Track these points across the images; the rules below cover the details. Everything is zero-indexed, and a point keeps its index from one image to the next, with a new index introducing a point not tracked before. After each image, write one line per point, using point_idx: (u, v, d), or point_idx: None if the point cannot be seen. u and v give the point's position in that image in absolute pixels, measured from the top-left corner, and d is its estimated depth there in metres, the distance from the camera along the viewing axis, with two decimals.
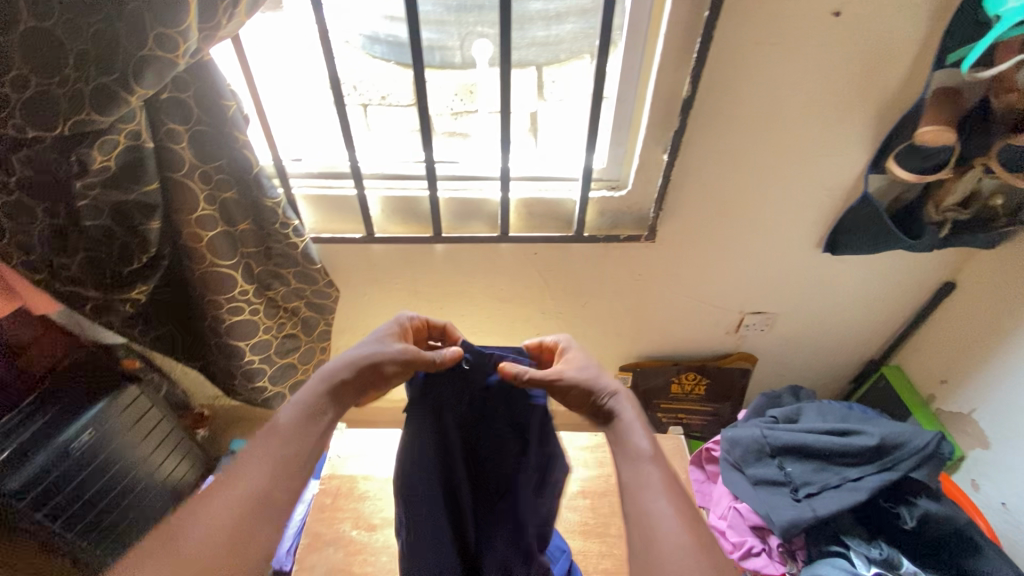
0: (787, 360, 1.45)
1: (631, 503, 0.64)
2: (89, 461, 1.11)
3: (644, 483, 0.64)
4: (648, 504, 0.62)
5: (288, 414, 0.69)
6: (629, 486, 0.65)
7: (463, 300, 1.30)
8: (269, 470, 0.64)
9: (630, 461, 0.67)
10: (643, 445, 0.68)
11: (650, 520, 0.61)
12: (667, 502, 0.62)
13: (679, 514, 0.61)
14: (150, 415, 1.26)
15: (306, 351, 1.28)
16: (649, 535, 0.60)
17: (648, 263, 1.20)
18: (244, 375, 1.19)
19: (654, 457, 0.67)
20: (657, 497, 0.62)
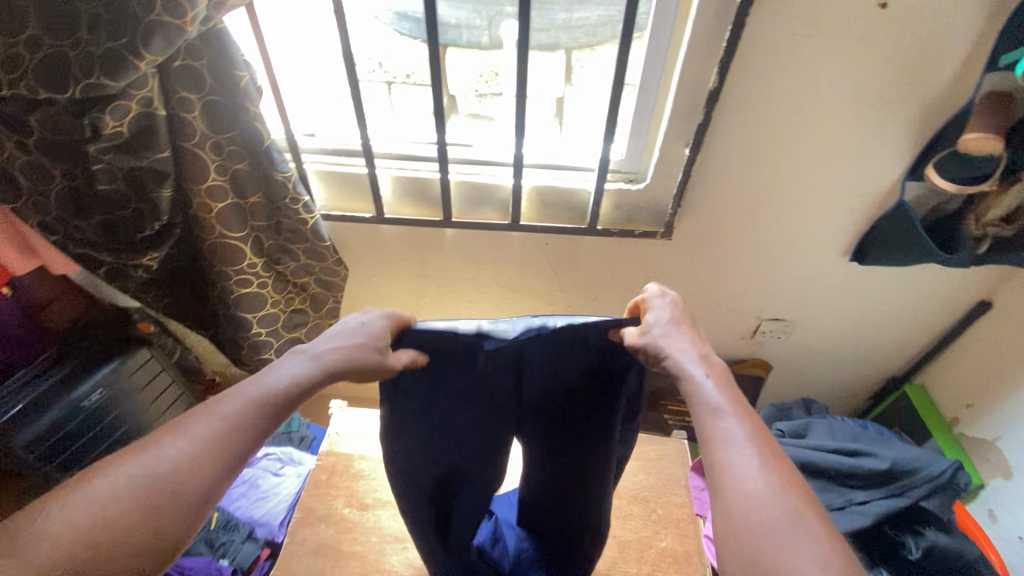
0: (805, 370, 1.39)
1: (712, 462, 0.51)
2: (98, 419, 1.14)
3: (722, 436, 0.51)
4: (726, 458, 0.49)
5: (273, 381, 0.57)
6: (704, 440, 0.52)
7: (471, 286, 1.28)
8: (223, 425, 0.53)
9: (704, 409, 0.53)
10: (719, 392, 0.54)
11: (737, 480, 0.48)
12: (746, 451, 0.49)
13: (767, 468, 0.48)
14: (160, 378, 1.28)
15: (314, 328, 1.29)
16: (730, 494, 0.48)
17: (662, 260, 1.15)
18: (252, 347, 1.21)
19: (735, 408, 0.52)
20: (733, 449, 0.50)
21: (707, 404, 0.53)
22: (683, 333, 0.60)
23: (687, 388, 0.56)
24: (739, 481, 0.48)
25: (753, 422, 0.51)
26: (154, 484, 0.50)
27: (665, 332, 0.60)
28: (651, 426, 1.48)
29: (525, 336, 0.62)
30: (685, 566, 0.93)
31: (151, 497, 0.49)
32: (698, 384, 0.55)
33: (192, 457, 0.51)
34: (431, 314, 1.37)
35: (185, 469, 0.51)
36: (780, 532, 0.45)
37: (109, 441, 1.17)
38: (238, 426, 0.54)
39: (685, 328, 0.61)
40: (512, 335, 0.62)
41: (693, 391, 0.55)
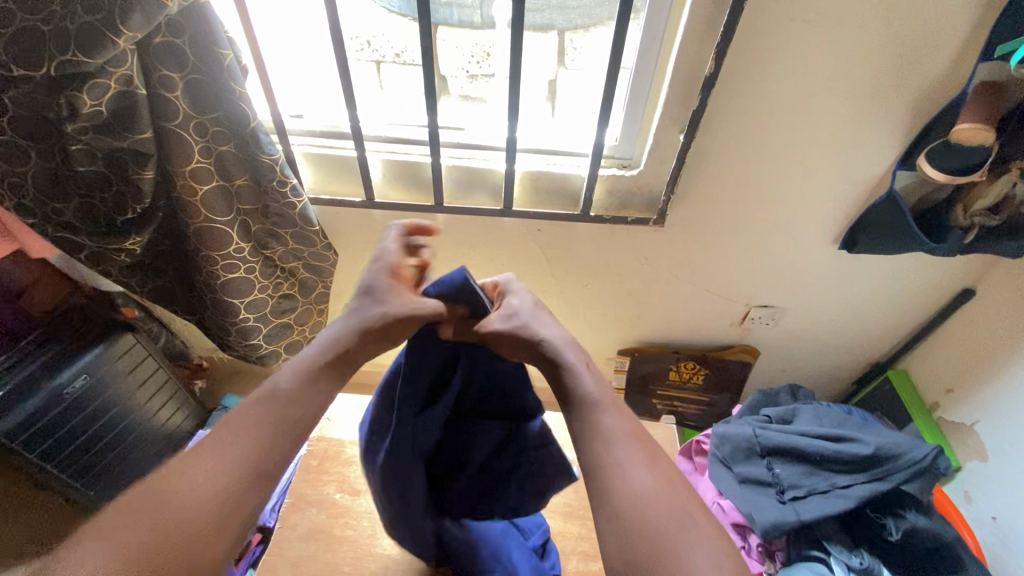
0: (791, 356, 1.41)
1: (593, 458, 0.58)
2: (82, 405, 1.13)
3: (602, 436, 0.59)
4: (609, 457, 0.58)
5: (288, 377, 0.60)
6: (586, 441, 0.60)
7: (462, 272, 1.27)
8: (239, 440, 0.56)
9: (588, 413, 0.61)
10: (603, 399, 0.63)
11: (615, 474, 0.56)
12: (622, 450, 0.58)
13: (647, 465, 0.57)
14: (145, 363, 1.26)
15: (303, 312, 1.28)
16: (612, 489, 0.56)
17: (654, 247, 1.16)
18: (239, 331, 1.19)
19: (607, 406, 0.62)
20: (614, 449, 0.58)
21: (583, 399, 0.62)
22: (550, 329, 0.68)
23: (563, 380, 0.64)
24: (619, 476, 0.56)
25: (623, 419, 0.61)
26: (194, 503, 0.51)
27: (528, 315, 0.69)
28: (640, 410, 1.50)
29: (555, 335, 0.67)
30: None
31: (187, 516, 0.51)
32: (584, 387, 0.63)
33: (223, 473, 0.54)
34: None
35: (218, 486, 0.53)
36: (672, 524, 0.53)
37: (94, 426, 1.17)
38: (266, 430, 0.57)
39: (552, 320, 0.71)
40: (538, 328, 0.67)
41: (575, 388, 0.63)
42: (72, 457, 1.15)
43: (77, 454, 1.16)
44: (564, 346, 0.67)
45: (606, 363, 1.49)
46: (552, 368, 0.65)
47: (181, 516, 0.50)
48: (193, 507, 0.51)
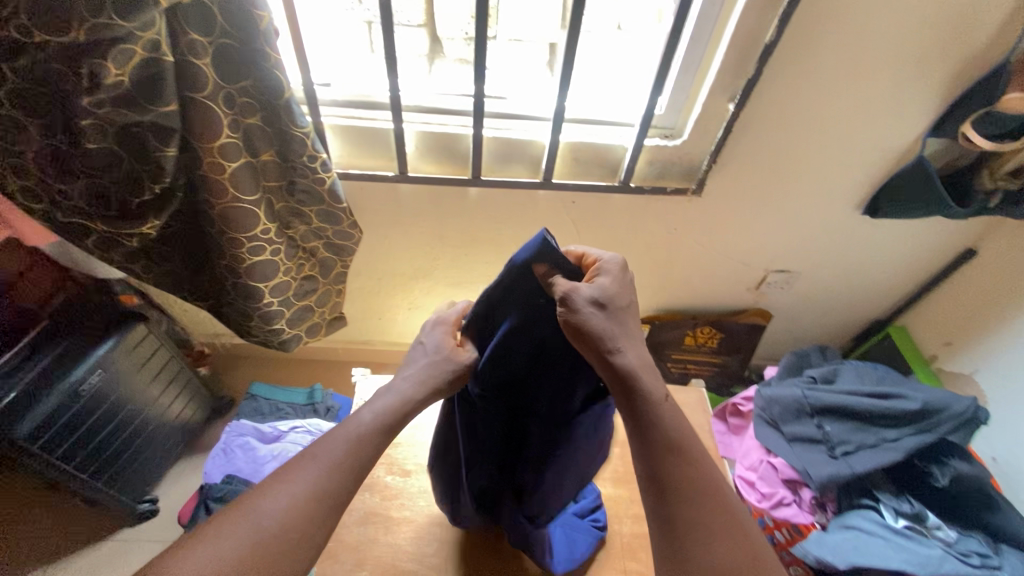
0: (799, 318, 1.48)
1: (659, 508, 0.55)
2: (98, 402, 1.05)
3: (669, 488, 0.55)
4: (677, 511, 0.54)
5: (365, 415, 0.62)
6: (649, 485, 0.56)
7: (490, 246, 1.25)
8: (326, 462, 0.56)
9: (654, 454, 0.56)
10: (671, 442, 0.57)
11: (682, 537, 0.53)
12: (691, 506, 0.54)
13: (728, 534, 0.53)
14: (156, 357, 1.19)
15: (322, 294, 1.23)
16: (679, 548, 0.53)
17: (686, 217, 1.17)
18: (260, 316, 1.13)
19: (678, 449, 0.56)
20: (680, 504, 0.54)
21: (669, 445, 0.56)
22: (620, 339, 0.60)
23: (632, 407, 0.58)
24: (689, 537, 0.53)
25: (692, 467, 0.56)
26: (281, 526, 0.51)
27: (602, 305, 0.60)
28: None
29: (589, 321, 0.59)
30: None
31: (278, 536, 0.50)
32: (651, 426, 0.57)
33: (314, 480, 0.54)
34: (444, 275, 1.34)
35: (308, 509, 0.53)
36: None
37: (112, 424, 1.10)
38: (345, 456, 0.57)
39: (620, 323, 0.61)
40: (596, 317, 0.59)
41: (654, 426, 0.57)
42: (91, 457, 1.08)
43: (96, 453, 1.09)
44: (638, 369, 0.59)
45: None
46: (621, 389, 0.59)
47: (271, 538, 0.50)
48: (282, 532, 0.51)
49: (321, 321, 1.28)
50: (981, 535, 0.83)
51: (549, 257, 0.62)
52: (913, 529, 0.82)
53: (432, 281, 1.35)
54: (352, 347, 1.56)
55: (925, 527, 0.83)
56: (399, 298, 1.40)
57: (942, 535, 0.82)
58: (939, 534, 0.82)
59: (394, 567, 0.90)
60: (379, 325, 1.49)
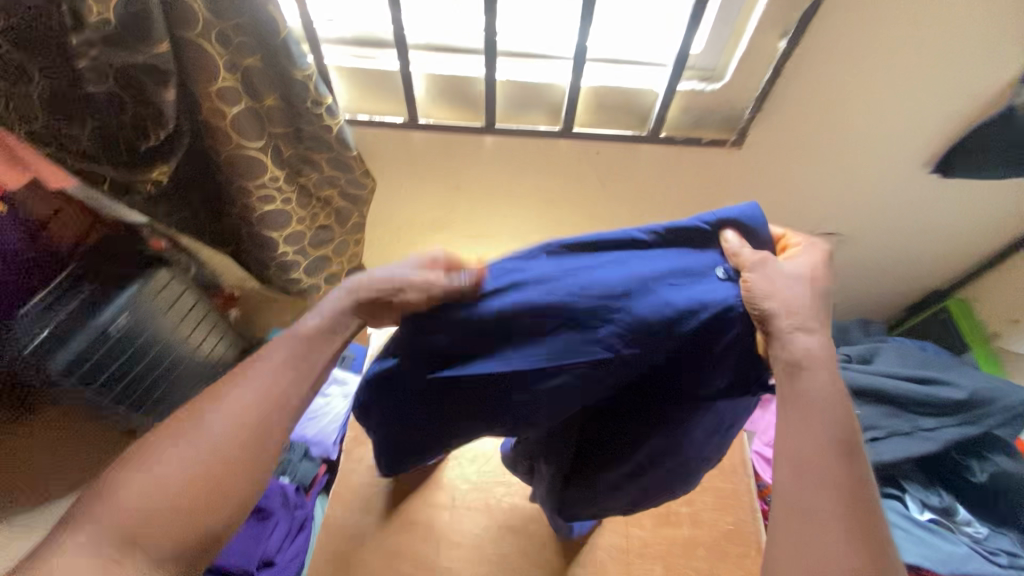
0: (847, 285, 1.35)
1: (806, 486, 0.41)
2: (127, 342, 1.10)
3: (818, 506, 0.40)
4: (821, 527, 0.39)
5: (273, 355, 0.53)
6: (789, 488, 0.42)
7: (508, 199, 1.18)
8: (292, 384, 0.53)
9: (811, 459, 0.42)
10: (840, 461, 0.42)
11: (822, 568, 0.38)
12: (845, 543, 0.39)
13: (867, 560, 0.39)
14: (182, 300, 1.21)
15: (341, 243, 1.21)
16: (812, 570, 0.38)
17: (723, 171, 1.06)
18: (278, 267, 1.14)
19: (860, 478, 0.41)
20: (839, 529, 0.39)
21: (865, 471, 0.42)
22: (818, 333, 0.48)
23: (813, 409, 0.44)
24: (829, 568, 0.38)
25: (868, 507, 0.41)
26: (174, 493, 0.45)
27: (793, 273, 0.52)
28: None
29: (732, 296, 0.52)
30: (731, 477, 0.99)
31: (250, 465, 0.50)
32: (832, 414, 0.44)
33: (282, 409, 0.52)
34: (462, 228, 1.29)
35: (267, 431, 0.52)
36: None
37: (141, 362, 1.15)
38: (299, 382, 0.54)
39: (818, 312, 0.49)
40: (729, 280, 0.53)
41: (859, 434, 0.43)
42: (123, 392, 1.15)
43: (128, 388, 1.15)
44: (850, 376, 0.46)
45: None
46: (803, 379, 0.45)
47: (164, 508, 0.45)
48: (175, 496, 0.45)
49: (342, 272, 1.28)
50: (1019, 535, 0.76)
51: (740, 224, 0.58)
52: (939, 523, 0.78)
53: (450, 234, 1.31)
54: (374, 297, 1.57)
55: (954, 521, 0.78)
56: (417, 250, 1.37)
57: (972, 531, 0.77)
58: (968, 530, 0.77)
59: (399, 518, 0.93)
60: None
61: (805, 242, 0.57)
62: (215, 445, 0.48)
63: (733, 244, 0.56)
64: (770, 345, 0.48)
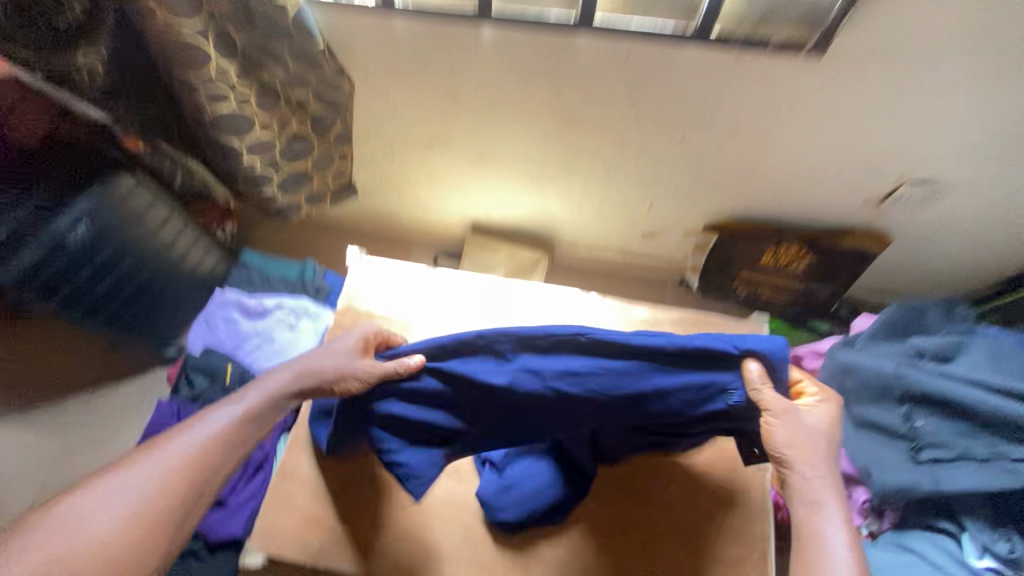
0: (934, 247, 1.09)
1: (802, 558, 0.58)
2: (93, 251, 1.03)
3: (822, 549, 0.57)
4: (829, 549, 0.57)
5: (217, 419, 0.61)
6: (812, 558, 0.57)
7: (514, 114, 0.97)
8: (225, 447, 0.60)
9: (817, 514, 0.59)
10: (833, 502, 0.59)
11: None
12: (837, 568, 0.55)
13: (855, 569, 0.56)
14: (155, 208, 1.10)
15: (322, 156, 1.06)
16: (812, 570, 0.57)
17: (792, 88, 0.81)
18: (245, 178, 1.00)
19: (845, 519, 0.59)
20: (828, 520, 0.59)
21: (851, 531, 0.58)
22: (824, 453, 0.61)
23: (818, 492, 0.60)
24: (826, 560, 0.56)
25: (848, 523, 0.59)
26: (95, 547, 0.50)
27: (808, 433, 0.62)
28: (718, 292, 1.31)
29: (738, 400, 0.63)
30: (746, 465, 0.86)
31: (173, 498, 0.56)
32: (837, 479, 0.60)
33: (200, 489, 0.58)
34: (464, 148, 1.10)
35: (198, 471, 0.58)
36: None
37: (114, 273, 1.08)
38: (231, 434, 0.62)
39: (825, 450, 0.62)
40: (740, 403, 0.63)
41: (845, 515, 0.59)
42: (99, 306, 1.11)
43: (104, 303, 1.11)
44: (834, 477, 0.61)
45: (685, 237, 1.24)
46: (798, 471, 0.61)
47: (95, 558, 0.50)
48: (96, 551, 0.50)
49: (326, 189, 1.13)
50: None
51: (770, 361, 0.62)
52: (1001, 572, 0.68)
53: (450, 153, 1.12)
54: (374, 219, 1.43)
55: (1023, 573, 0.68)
56: (417, 170, 1.20)
57: None
58: None
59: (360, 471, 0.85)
60: (399, 198, 1.32)
61: (819, 396, 0.65)
62: (142, 496, 0.54)
63: (755, 377, 0.61)
64: (787, 485, 0.62)
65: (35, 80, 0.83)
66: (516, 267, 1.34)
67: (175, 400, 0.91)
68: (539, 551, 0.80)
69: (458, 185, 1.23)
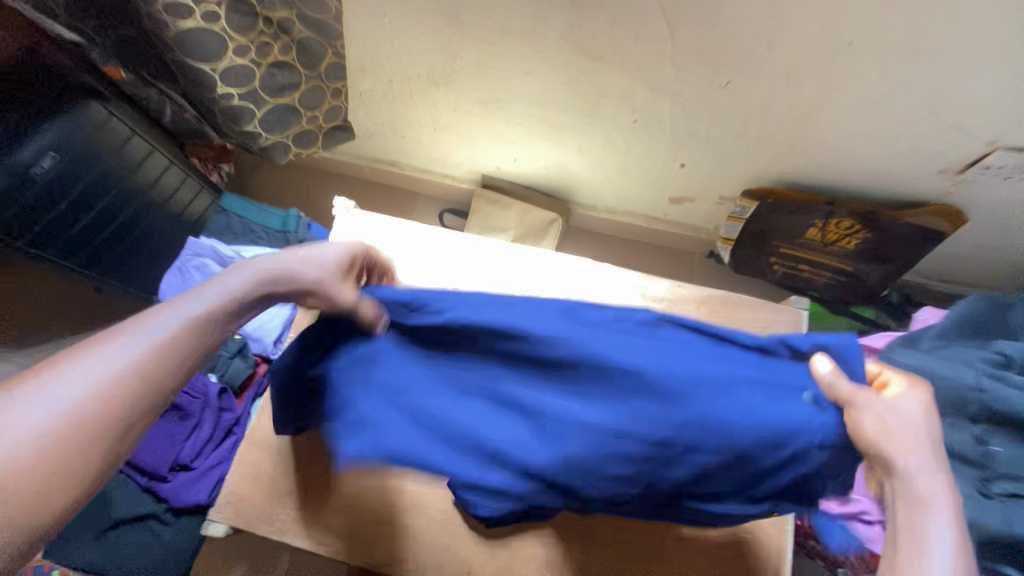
0: (1014, 229, 0.93)
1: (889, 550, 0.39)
2: (62, 187, 0.93)
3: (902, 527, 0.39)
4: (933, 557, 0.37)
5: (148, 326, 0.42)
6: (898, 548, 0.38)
7: (528, 47, 0.83)
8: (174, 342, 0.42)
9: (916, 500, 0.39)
10: (930, 476, 0.40)
11: None
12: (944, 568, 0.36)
13: None
14: (132, 142, 1.02)
15: (312, 92, 0.94)
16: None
17: (872, 21, 0.64)
18: (223, 111, 0.89)
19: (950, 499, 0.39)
20: (936, 516, 0.39)
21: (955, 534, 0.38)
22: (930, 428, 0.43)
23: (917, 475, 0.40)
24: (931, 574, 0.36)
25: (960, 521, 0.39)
26: None
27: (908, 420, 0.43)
28: (750, 268, 1.17)
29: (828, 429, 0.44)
30: None
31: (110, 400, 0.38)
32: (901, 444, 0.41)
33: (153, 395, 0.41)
34: (471, 88, 0.96)
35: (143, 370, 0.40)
36: None
37: (90, 212, 0.99)
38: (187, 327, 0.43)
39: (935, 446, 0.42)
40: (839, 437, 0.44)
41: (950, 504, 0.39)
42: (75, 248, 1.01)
43: (81, 245, 1.01)
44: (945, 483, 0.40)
45: (718, 202, 1.09)
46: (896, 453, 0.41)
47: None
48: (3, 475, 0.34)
49: (316, 130, 1.01)
50: None
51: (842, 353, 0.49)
52: None
53: (456, 94, 0.99)
54: (376, 168, 1.32)
55: None
56: (420, 113, 1.07)
57: None
58: None
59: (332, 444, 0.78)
60: (402, 145, 1.20)
61: (910, 385, 0.45)
62: (58, 408, 0.37)
63: (829, 372, 0.46)
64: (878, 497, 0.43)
65: (18, 5, 0.81)
66: (526, 229, 1.22)
67: None
68: (519, 545, 0.72)
69: (466, 132, 1.10)
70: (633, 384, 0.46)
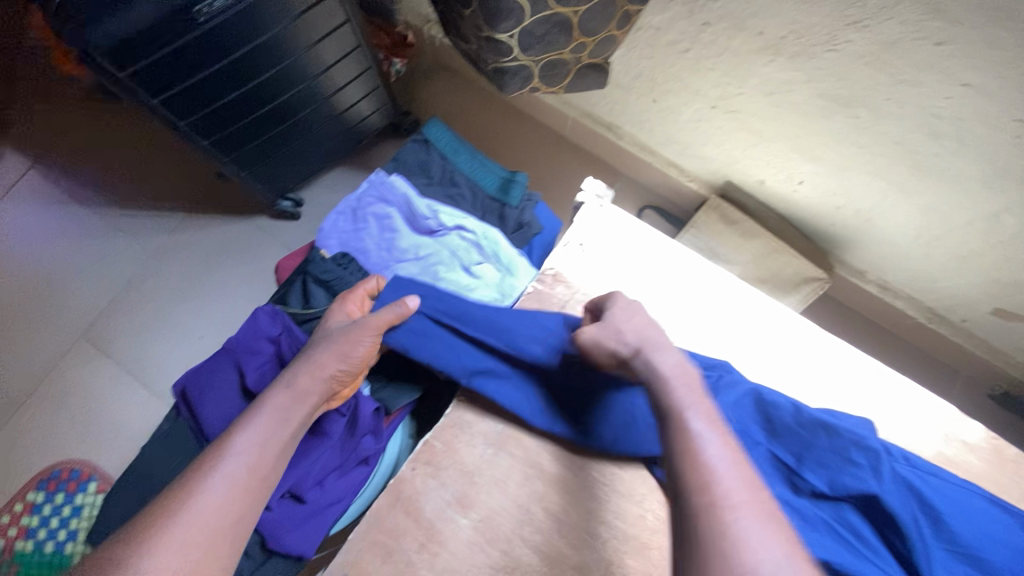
0: None
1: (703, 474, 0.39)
2: (224, 41, 0.66)
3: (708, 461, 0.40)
4: (743, 557, 0.35)
5: (217, 488, 0.42)
6: (718, 450, 0.40)
7: (1013, 44, 0.49)
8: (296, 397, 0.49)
9: (691, 463, 0.40)
10: (719, 454, 0.40)
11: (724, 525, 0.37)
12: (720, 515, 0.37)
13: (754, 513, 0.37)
14: (327, 4, 0.72)
15: (606, 10, 0.61)
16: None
17: None
18: (481, 2, 0.58)
19: (708, 428, 0.41)
20: (740, 515, 0.37)
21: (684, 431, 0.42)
22: (686, 394, 0.44)
23: (667, 421, 0.43)
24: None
25: (764, 504, 0.38)
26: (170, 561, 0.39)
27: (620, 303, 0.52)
28: None
29: None
30: None
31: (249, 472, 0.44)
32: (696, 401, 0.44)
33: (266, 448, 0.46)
34: (831, 75, 0.63)
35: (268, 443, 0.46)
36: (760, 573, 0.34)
37: (247, 83, 0.74)
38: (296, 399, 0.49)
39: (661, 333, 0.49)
40: None
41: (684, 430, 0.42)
42: (216, 125, 0.77)
43: (222, 121, 0.77)
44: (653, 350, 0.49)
45: None
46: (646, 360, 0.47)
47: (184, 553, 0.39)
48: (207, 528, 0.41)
49: (572, 64, 0.70)
50: None
51: None
52: None
53: (793, 75, 0.66)
54: (586, 124, 1.00)
55: None
56: (709, 81, 0.75)
57: None
58: None
59: (506, 547, 0.48)
60: (646, 109, 0.88)
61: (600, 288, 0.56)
62: (222, 515, 0.42)
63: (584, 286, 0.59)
64: None
65: None
66: (764, 273, 0.88)
67: (277, 311, 0.60)
68: None
69: (758, 127, 0.76)
70: (984, 502, 0.50)
